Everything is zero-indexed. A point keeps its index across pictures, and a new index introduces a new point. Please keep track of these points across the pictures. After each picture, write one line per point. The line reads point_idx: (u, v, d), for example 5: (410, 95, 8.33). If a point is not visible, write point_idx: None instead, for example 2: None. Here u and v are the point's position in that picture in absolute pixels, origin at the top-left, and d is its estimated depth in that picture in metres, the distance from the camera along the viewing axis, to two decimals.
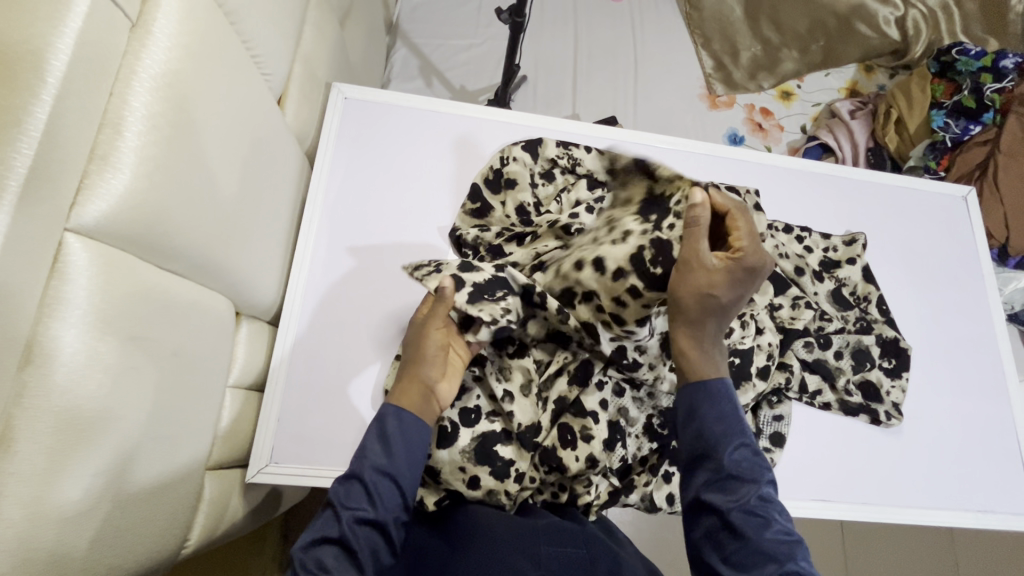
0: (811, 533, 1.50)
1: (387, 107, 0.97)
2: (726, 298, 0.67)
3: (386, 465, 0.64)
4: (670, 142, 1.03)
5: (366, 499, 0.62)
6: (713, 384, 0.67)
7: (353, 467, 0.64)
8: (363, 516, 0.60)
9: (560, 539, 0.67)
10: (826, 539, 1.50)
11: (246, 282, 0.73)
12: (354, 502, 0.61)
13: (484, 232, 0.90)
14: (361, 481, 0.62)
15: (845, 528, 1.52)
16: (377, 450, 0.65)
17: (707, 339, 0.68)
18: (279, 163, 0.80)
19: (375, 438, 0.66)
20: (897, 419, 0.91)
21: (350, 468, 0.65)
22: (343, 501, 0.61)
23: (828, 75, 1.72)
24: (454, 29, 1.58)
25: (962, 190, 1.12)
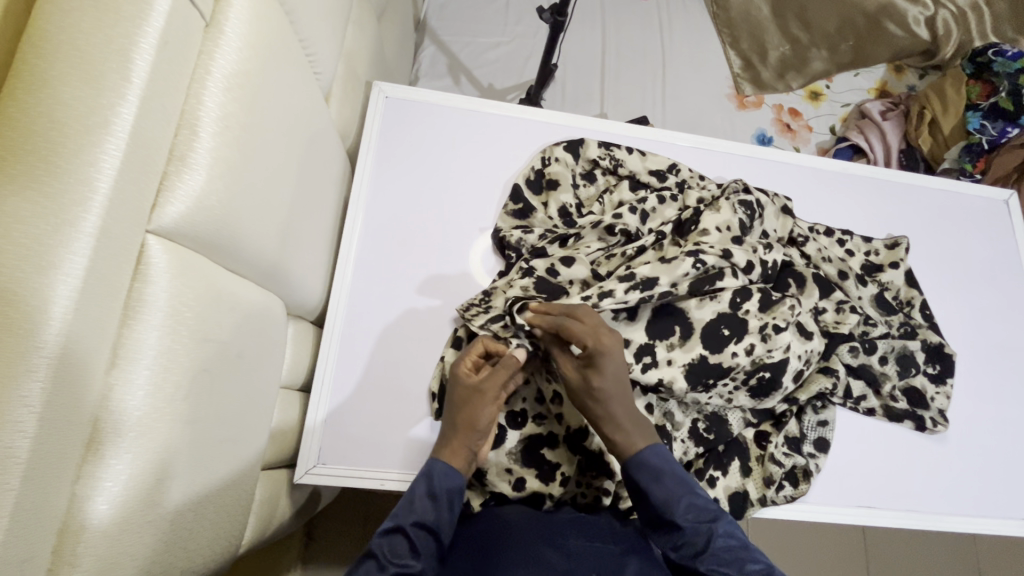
0: (836, 539, 1.50)
1: (427, 106, 0.96)
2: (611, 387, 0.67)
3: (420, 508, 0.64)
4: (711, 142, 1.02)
5: (410, 551, 0.60)
6: (646, 454, 0.66)
7: (397, 518, 0.63)
8: (408, 571, 0.58)
9: (582, 534, 0.65)
10: (851, 545, 1.50)
11: (296, 282, 0.73)
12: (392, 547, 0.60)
13: (525, 233, 0.88)
14: (404, 534, 0.61)
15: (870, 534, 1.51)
16: (424, 503, 0.64)
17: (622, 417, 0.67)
18: (325, 163, 0.80)
19: (421, 493, 0.65)
20: (944, 426, 0.90)
21: (392, 518, 0.63)
22: (388, 556, 0.59)
23: (857, 75, 1.70)
24: (482, 27, 1.57)
25: (1004, 193, 1.11)
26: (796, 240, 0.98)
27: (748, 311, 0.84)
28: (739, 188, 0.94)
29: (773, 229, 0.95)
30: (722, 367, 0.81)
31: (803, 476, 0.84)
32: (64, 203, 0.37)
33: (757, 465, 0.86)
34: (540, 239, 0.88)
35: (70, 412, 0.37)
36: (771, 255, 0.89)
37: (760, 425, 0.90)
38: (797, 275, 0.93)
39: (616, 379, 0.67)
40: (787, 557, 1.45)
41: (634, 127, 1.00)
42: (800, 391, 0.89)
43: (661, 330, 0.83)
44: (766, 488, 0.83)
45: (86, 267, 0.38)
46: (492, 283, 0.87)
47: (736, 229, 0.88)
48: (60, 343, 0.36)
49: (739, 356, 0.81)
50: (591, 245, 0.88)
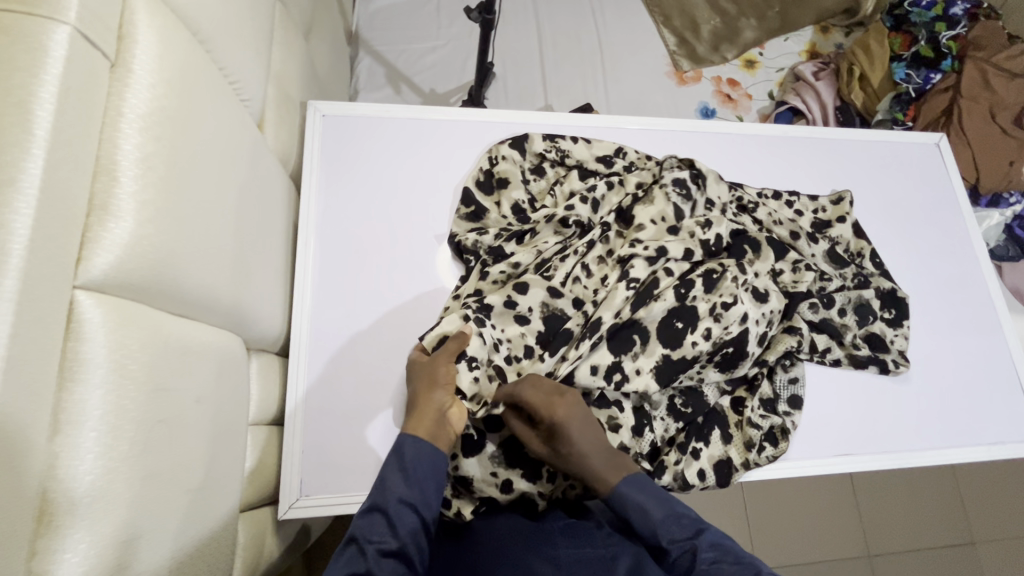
0: (827, 491, 1.55)
1: (365, 118, 0.94)
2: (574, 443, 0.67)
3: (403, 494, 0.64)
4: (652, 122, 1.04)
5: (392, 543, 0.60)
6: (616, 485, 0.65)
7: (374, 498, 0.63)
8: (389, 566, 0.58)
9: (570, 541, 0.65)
10: (841, 494, 1.55)
11: (252, 317, 0.71)
12: (376, 535, 0.59)
13: (479, 234, 0.88)
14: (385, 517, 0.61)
15: (857, 482, 1.58)
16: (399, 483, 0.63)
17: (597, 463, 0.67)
18: (267, 191, 0.78)
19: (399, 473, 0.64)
20: (905, 366, 0.94)
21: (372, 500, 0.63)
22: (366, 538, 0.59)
23: (787, 40, 1.75)
24: (416, 33, 1.55)
25: (934, 136, 1.16)
26: (746, 207, 1.00)
27: (695, 297, 0.86)
28: (678, 164, 0.98)
29: (717, 196, 0.97)
30: (686, 360, 0.83)
31: (781, 434, 0.87)
32: None
33: (736, 430, 0.89)
34: (495, 237, 0.87)
35: (12, 488, 0.35)
36: (708, 231, 0.92)
37: (735, 391, 0.92)
38: (752, 240, 0.95)
39: (583, 436, 0.68)
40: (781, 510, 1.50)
41: (575, 116, 1.01)
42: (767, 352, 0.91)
43: (622, 342, 0.83)
44: (748, 451, 0.86)
45: (10, 335, 0.36)
46: (456, 287, 0.86)
47: (671, 219, 0.91)
48: None
49: (699, 343, 0.84)
50: (543, 242, 0.88)
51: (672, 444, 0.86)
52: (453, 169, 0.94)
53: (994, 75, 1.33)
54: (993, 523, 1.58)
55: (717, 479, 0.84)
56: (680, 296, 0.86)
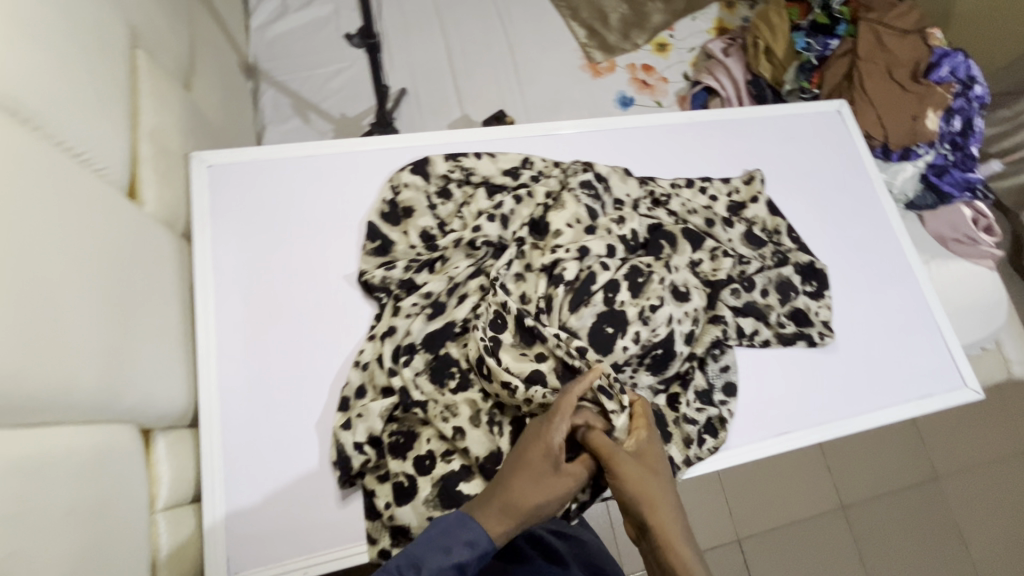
0: (799, 462, 1.58)
1: (254, 163, 0.90)
2: (656, 484, 0.63)
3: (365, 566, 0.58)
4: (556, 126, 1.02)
5: None
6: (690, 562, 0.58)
7: None
8: None
9: None
10: (812, 462, 1.59)
11: (144, 398, 0.66)
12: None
13: (388, 268, 0.84)
14: None
15: (827, 448, 1.61)
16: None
17: (671, 522, 0.60)
18: (146, 260, 0.73)
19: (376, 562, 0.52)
20: (830, 336, 0.96)
21: None
22: None
23: (695, 19, 1.76)
24: (319, 57, 1.50)
25: (834, 104, 1.19)
26: (659, 200, 1.00)
27: (623, 301, 0.86)
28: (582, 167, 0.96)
29: (625, 194, 0.97)
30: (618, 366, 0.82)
31: (720, 424, 0.88)
32: None
33: (675, 428, 0.88)
34: (404, 267, 0.84)
35: None
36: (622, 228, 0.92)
37: (670, 388, 0.91)
38: (668, 233, 0.95)
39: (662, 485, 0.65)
40: (751, 479, 1.53)
41: (476, 130, 0.98)
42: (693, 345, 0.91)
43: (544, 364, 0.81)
44: (688, 447, 0.85)
45: None
46: (370, 327, 0.83)
47: (586, 221, 0.90)
48: None
49: (630, 347, 0.83)
50: (454, 268, 0.85)
51: None
52: (355, 203, 0.91)
53: (885, 34, 1.37)
54: (950, 457, 1.66)
55: None
56: (603, 302, 0.85)
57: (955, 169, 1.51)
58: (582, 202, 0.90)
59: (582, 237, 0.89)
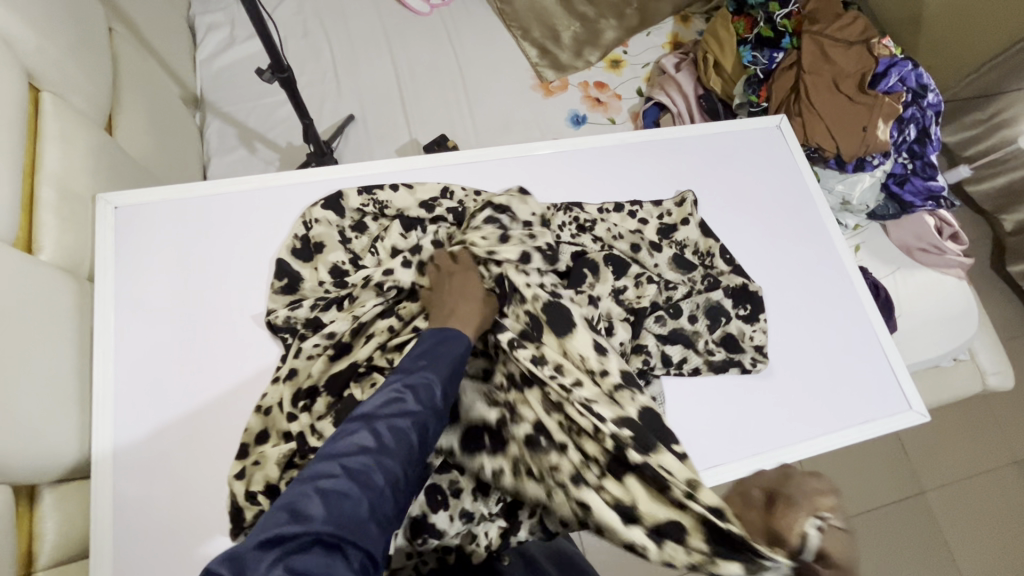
0: None
1: (164, 205, 0.91)
2: None
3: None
4: (479, 154, 1.01)
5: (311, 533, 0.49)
6: None
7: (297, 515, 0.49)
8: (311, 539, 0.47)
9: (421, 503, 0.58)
10: None
11: (30, 453, 0.65)
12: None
13: (294, 308, 0.82)
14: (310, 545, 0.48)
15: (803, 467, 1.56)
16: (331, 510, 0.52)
17: None
18: (38, 309, 0.71)
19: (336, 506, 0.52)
20: (763, 362, 0.93)
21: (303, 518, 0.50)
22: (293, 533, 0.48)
23: (649, 35, 1.76)
24: (267, 86, 1.50)
25: (774, 119, 1.16)
26: (585, 226, 0.98)
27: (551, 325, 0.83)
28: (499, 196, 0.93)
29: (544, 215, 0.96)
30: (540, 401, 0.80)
31: None
32: None
33: None
34: (309, 305, 0.83)
35: None
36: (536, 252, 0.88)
37: None
38: (591, 262, 0.92)
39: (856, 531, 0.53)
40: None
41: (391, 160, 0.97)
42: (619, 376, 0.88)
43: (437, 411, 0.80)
44: None
45: None
46: (276, 368, 0.82)
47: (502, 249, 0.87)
48: None
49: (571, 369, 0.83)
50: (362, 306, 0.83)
51: None
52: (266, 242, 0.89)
53: (830, 46, 1.35)
54: (933, 471, 1.60)
55: None
56: (506, 346, 0.79)
57: (916, 176, 1.44)
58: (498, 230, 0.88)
59: (497, 250, 0.84)
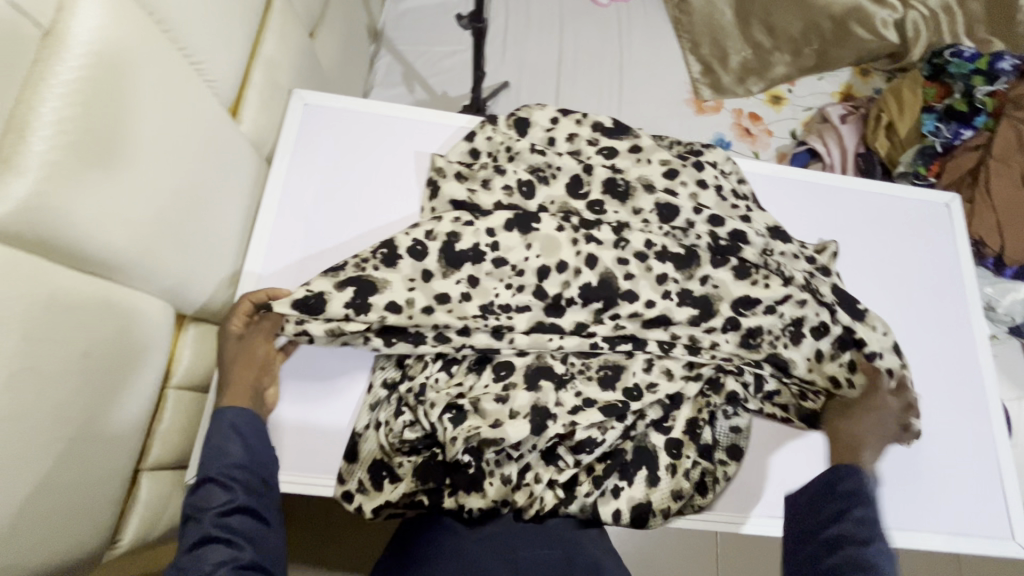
0: None
1: (342, 108, 0.97)
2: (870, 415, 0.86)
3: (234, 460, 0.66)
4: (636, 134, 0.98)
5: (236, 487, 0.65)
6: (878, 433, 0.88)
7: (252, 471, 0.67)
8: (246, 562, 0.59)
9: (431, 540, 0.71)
10: None
11: (189, 287, 0.74)
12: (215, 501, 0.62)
13: (427, 279, 0.82)
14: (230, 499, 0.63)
15: None
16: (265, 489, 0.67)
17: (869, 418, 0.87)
18: (224, 167, 0.80)
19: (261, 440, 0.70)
20: (857, 429, 0.87)
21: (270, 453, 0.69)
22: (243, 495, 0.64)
23: (820, 80, 1.68)
24: (440, 36, 1.59)
25: (945, 197, 1.08)
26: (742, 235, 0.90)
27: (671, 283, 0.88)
28: (661, 171, 0.94)
29: (698, 204, 0.93)
30: (627, 387, 0.84)
31: (711, 484, 0.83)
32: None
33: (667, 475, 0.83)
34: (447, 274, 0.83)
35: None
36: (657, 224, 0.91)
37: (674, 433, 0.85)
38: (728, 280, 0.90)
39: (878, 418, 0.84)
40: (742, 549, 1.38)
41: (589, 131, 0.97)
42: (713, 392, 0.87)
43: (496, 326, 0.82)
44: (674, 500, 0.81)
45: None
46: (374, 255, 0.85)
47: (653, 234, 0.89)
48: None
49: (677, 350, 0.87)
50: (495, 281, 0.85)
51: (589, 474, 0.82)
52: (465, 181, 0.90)
53: None
54: None
55: (630, 521, 0.80)
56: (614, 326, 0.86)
57: None
58: (639, 207, 0.92)
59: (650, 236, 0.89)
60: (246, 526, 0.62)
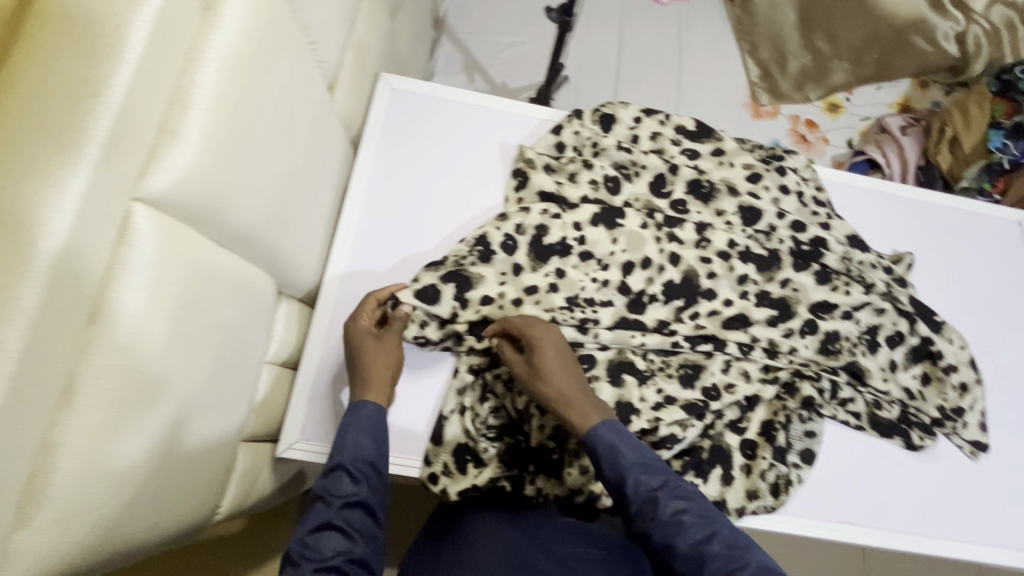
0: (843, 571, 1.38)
1: (429, 96, 0.97)
2: None
3: (358, 456, 0.70)
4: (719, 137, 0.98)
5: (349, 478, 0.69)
6: None
7: (335, 458, 0.70)
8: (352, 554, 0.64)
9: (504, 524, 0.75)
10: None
11: (291, 263, 0.75)
12: (343, 491, 0.68)
13: (518, 272, 0.85)
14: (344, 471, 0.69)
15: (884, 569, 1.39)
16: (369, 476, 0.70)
17: None
18: (325, 148, 0.81)
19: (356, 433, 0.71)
20: (931, 441, 0.88)
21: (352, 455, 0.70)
22: (331, 491, 0.67)
23: (880, 89, 1.67)
24: (501, 26, 1.59)
25: (1017, 215, 1.08)
26: (822, 242, 0.92)
27: (750, 283, 0.89)
28: (744, 174, 0.95)
29: (780, 209, 0.93)
30: (706, 386, 0.85)
31: (784, 487, 0.83)
32: (53, 166, 0.40)
33: (742, 475, 0.84)
34: (536, 268, 0.85)
35: (45, 368, 0.39)
36: (739, 227, 0.92)
37: (749, 434, 0.86)
38: (811, 286, 0.89)
39: None
40: (778, 551, 1.37)
41: (672, 132, 0.98)
42: (789, 395, 0.87)
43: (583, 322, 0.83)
44: (748, 500, 0.82)
45: (71, 227, 0.40)
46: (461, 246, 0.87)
47: (736, 237, 0.90)
48: (37, 295, 0.38)
49: (755, 351, 0.87)
50: (582, 274, 0.86)
51: None
52: (554, 174, 0.91)
53: None
54: None
55: None
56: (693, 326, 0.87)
57: None
58: (722, 209, 0.92)
59: (734, 237, 0.90)
60: (359, 519, 0.67)
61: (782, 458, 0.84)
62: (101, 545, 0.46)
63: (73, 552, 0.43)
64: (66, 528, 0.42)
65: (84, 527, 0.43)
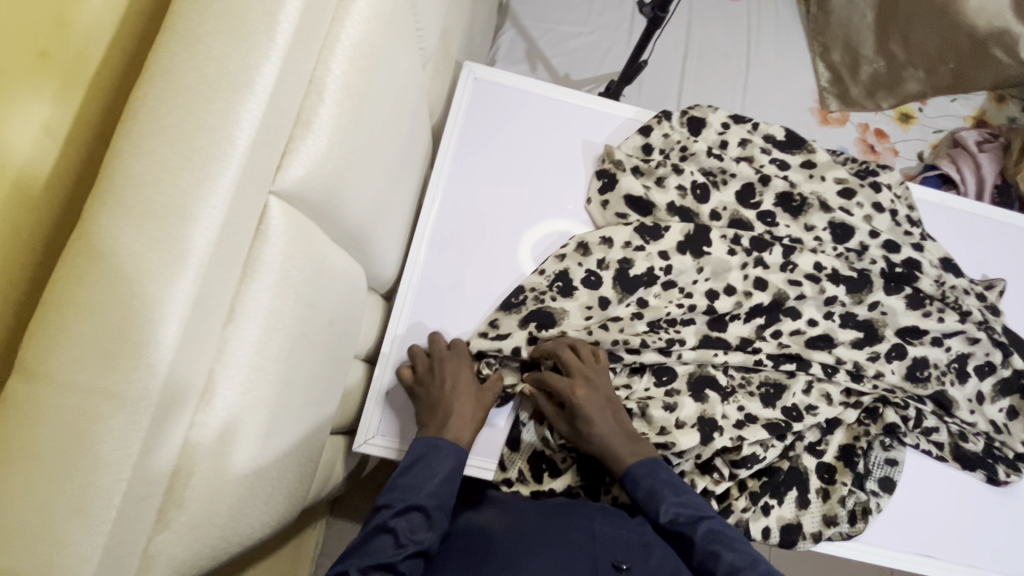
0: None
1: (514, 86, 0.94)
2: None
3: (436, 499, 0.65)
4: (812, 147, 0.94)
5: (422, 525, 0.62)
6: None
7: (410, 497, 0.64)
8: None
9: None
10: None
11: (381, 256, 0.73)
12: (414, 533, 0.61)
13: (604, 306, 0.82)
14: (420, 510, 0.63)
15: None
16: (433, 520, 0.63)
17: None
18: (416, 138, 0.78)
19: (436, 473, 0.67)
20: (1016, 477, 0.85)
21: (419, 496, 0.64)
22: (405, 533, 0.61)
23: (954, 101, 1.58)
24: (566, 15, 1.54)
25: None
26: (915, 264, 0.88)
27: (839, 302, 0.86)
28: (836, 188, 0.92)
29: (872, 226, 0.90)
30: (788, 407, 0.82)
31: (861, 514, 0.81)
32: (207, 158, 0.38)
33: (819, 498, 0.82)
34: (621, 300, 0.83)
35: (189, 369, 0.38)
36: (829, 243, 0.89)
37: (827, 457, 0.84)
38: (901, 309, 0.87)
39: None
40: None
41: (762, 140, 0.94)
42: (871, 421, 0.84)
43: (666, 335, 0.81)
44: (825, 526, 0.80)
45: (221, 223, 0.39)
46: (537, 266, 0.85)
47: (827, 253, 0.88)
48: (191, 294, 0.37)
49: (840, 371, 0.84)
50: (665, 303, 0.83)
51: (742, 489, 0.82)
52: (641, 177, 0.89)
53: None
54: None
55: (780, 540, 0.80)
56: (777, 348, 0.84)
57: None
58: (813, 224, 0.89)
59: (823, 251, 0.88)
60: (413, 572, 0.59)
61: (862, 484, 0.82)
62: (225, 544, 0.46)
63: (200, 552, 0.42)
64: (197, 529, 0.41)
65: (211, 528, 0.42)
